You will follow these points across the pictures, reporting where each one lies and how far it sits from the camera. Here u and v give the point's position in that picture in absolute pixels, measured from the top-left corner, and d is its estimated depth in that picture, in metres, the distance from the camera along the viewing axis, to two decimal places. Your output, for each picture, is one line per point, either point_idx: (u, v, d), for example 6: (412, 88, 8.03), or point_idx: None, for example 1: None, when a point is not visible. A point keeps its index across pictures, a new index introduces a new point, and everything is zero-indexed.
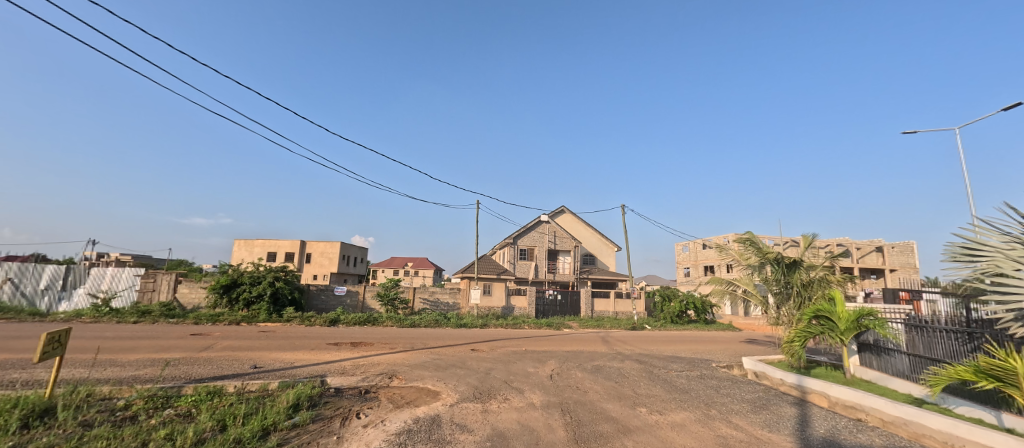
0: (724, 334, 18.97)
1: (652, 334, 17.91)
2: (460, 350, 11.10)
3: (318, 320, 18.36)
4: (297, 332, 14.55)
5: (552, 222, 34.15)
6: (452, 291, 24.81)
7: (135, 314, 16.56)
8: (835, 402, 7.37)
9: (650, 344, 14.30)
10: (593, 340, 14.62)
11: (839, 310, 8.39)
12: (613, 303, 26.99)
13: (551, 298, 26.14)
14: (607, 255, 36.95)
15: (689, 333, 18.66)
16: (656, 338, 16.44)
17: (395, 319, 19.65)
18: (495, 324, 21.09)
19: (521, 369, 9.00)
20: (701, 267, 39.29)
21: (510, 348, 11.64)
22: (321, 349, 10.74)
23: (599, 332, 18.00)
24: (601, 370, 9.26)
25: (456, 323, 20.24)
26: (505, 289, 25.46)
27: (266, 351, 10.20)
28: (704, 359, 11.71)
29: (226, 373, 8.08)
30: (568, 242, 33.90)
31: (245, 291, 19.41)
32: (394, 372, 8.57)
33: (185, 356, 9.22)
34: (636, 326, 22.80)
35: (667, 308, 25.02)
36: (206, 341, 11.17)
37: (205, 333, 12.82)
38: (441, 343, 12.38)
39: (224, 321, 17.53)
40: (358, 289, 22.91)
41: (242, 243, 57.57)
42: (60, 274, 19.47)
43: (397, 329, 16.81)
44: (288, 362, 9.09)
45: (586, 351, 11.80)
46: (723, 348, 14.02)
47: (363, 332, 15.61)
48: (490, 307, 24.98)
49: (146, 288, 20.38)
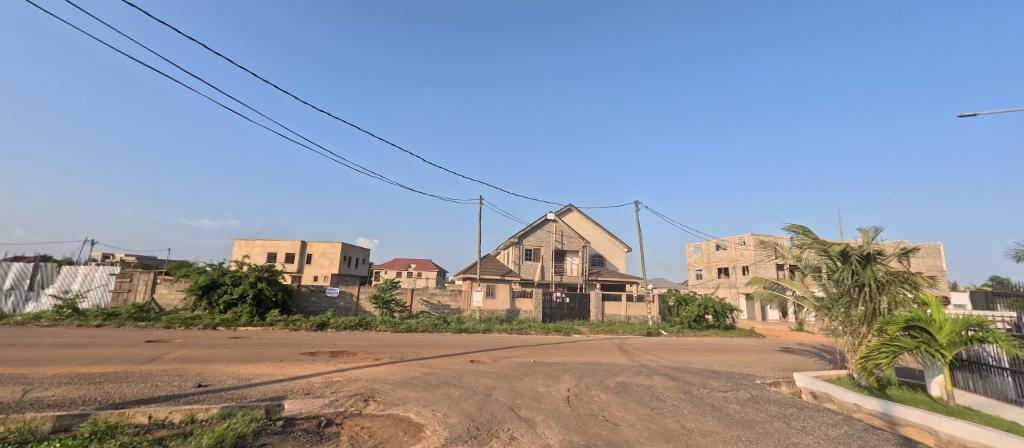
0: (753, 342, 17.07)
1: (675, 341, 16.07)
2: (457, 362, 9.36)
3: (304, 324, 16.70)
4: (275, 338, 12.85)
5: (560, 221, 32.42)
6: (453, 292, 23.10)
7: (100, 318, 15.02)
8: (946, 440, 5.57)
9: (677, 354, 12.45)
10: (611, 349, 12.84)
11: (939, 320, 6.57)
12: (624, 306, 25.18)
13: (559, 301, 24.38)
14: (616, 256, 35.14)
15: (714, 341, 16.80)
16: (680, 346, 14.59)
17: (389, 324, 17.94)
18: (499, 328, 19.32)
19: (531, 389, 7.23)
20: (715, 268, 37.38)
21: (516, 359, 9.86)
22: (292, 360, 9.06)
23: (614, 339, 16.22)
24: (628, 390, 7.47)
25: (456, 327, 18.48)
26: (509, 291, 23.70)
27: (223, 362, 8.52)
28: (745, 374, 9.86)
29: (158, 394, 6.38)
30: (576, 242, 32.14)
31: (226, 292, 17.86)
32: (372, 393, 6.83)
33: (120, 368, 7.59)
34: (652, 331, 20.94)
35: (683, 312, 23.12)
36: (161, 349, 9.56)
37: (164, 339, 11.14)
38: (436, 353, 10.65)
39: (199, 325, 15.93)
40: (351, 290, 21.26)
41: (243, 243, 56.46)
42: (26, 273, 18.10)
43: (388, 335, 15.09)
44: (243, 379, 7.38)
45: (605, 363, 10.00)
46: (761, 359, 12.13)
47: (350, 338, 13.90)
48: (494, 310, 23.27)
49: (121, 289, 18.90)
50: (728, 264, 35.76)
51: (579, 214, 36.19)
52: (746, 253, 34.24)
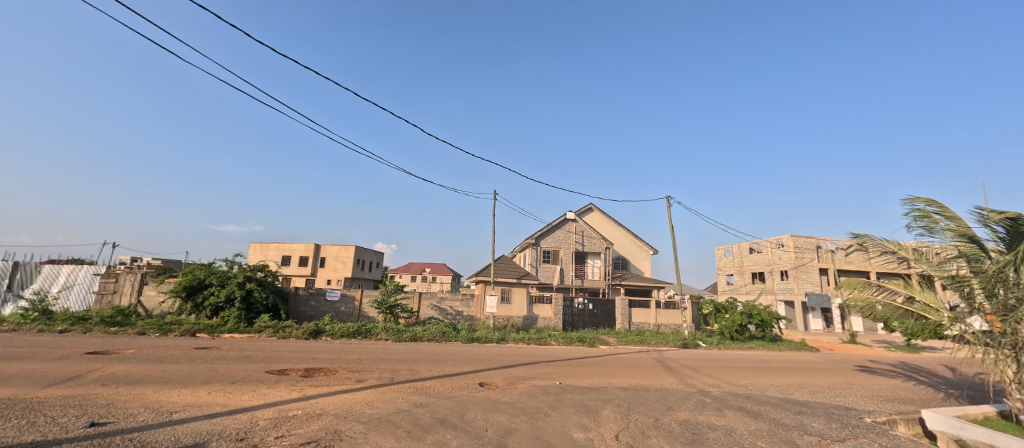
0: (817, 360, 14.36)
1: (723, 357, 13.50)
2: (462, 387, 7.16)
3: (295, 331, 14.76)
4: (252, 347, 10.89)
5: (580, 220, 30.08)
6: (465, 297, 20.95)
7: (68, 322, 13.48)
8: None
9: (738, 373, 9.94)
10: (654, 367, 10.43)
11: None
12: (653, 313, 22.64)
13: (581, 307, 22.02)
14: (641, 258, 32.57)
15: (772, 357, 14.14)
16: (735, 363, 12.01)
17: (391, 331, 15.88)
18: (515, 338, 17.06)
19: (564, 437, 4.94)
20: (748, 273, 34.37)
21: (538, 383, 7.60)
22: (247, 380, 6.98)
23: (651, 353, 13.78)
24: (704, 439, 5.14)
25: (467, 336, 16.29)
26: (526, 296, 21.46)
27: (154, 385, 6.49)
28: (844, 406, 7.38)
29: (19, 442, 4.35)
30: (598, 243, 29.73)
31: (213, 295, 16.27)
32: (332, 442, 4.66)
33: (9, 394, 5.64)
34: (689, 343, 18.31)
35: (723, 321, 20.28)
36: (93, 363, 7.66)
37: (115, 349, 9.28)
38: (437, 372, 8.43)
39: (178, 329, 14.24)
40: (354, 294, 19.37)
41: (258, 246, 55.60)
42: (6, 272, 16.95)
43: (386, 345, 13.00)
44: (163, 413, 5.32)
45: (655, 388, 7.63)
46: (848, 382, 9.55)
47: (341, 348, 11.86)
48: (509, 317, 21.07)
49: (106, 290, 17.51)
50: (764, 268, 32.70)
51: (600, 214, 33.82)
52: (784, 257, 31.14)
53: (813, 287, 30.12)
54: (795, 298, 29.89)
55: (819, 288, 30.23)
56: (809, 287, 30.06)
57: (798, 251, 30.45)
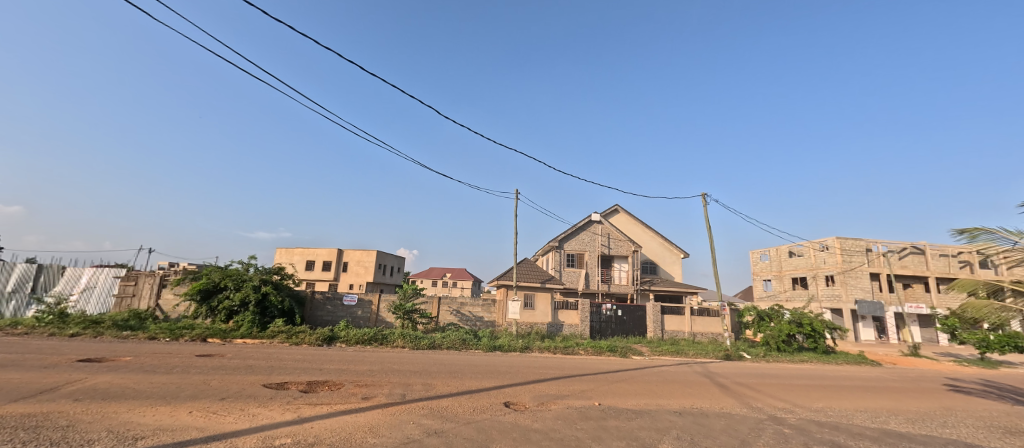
0: (889, 377, 12.55)
1: (779, 373, 11.88)
2: (484, 408, 6.04)
3: (309, 337, 14.02)
4: (258, 355, 10.08)
5: (606, 222, 28.66)
6: (486, 302, 19.91)
7: (80, 326, 13.12)
8: None
9: (807, 395, 8.44)
10: (706, 385, 9.02)
11: None
12: (688, 321, 21.03)
13: (610, 313, 20.63)
14: (671, 262, 30.83)
15: (834, 373, 12.43)
16: (797, 381, 10.42)
17: (409, 338, 14.93)
18: (540, 346, 15.88)
19: None
20: (788, 278, 32.10)
21: (574, 404, 6.43)
22: (239, 396, 6.06)
23: (694, 367, 12.33)
24: None
25: (489, 344, 15.19)
26: (551, 302, 20.26)
27: (131, 402, 5.63)
28: (962, 442, 5.85)
29: None
30: (625, 246, 28.25)
31: (227, 299, 15.79)
32: None
33: None
34: (732, 354, 16.66)
35: (769, 330, 18.46)
36: (78, 372, 6.93)
37: (112, 356, 8.59)
38: (455, 388, 7.32)
39: (190, 334, 13.72)
40: (371, 298, 18.61)
41: (284, 252, 56.37)
42: (30, 275, 16.96)
43: (403, 354, 12.03)
44: (126, 441, 4.40)
45: (716, 413, 6.31)
46: (948, 407, 7.92)
47: (354, 357, 10.93)
48: (533, 324, 19.93)
49: (126, 293, 17.35)
50: (806, 273, 30.44)
51: (626, 215, 32.33)
52: (829, 261, 28.96)
53: (863, 294, 27.78)
54: (843, 306, 27.60)
55: (870, 295, 27.84)
56: (858, 294, 27.74)
57: (845, 254, 28.25)
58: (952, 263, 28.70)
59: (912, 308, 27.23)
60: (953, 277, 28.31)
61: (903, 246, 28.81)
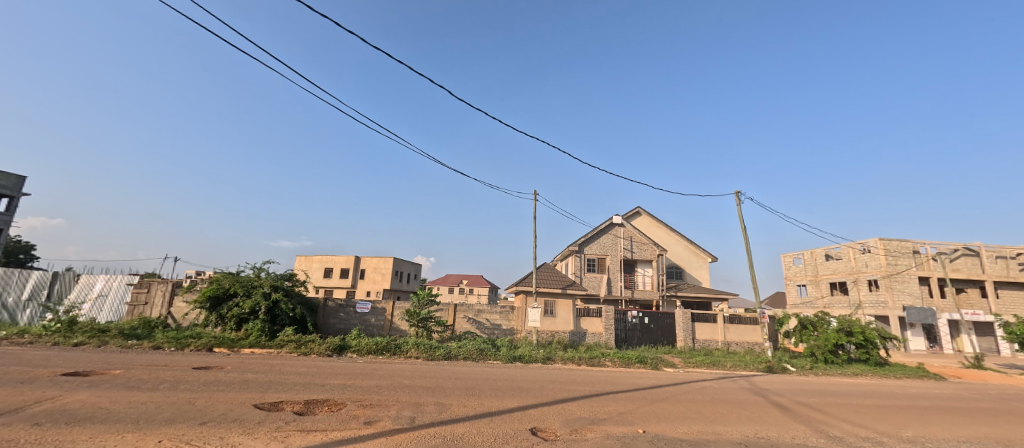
0: (966, 393, 10.99)
1: (839, 389, 10.46)
2: (507, 438, 5.02)
3: (318, 346, 13.29)
4: (261, 367, 9.30)
5: (629, 225, 27.39)
6: (504, 309, 18.90)
7: (86, 335, 12.66)
8: None
9: (888, 420, 7.11)
10: (763, 406, 7.74)
11: None
12: (721, 329, 19.58)
13: (636, 321, 19.36)
14: (698, 267, 29.26)
15: (901, 390, 10.93)
16: (866, 401, 9.00)
17: (423, 348, 14.04)
18: (564, 357, 14.78)
19: None
20: (825, 283, 30.19)
21: (614, 432, 5.37)
22: (223, 420, 5.21)
23: (739, 381, 11.05)
24: None
25: (508, 355, 14.18)
26: (573, 309, 19.14)
27: (96, 428, 4.82)
28: None
29: None
30: (649, 249, 26.94)
31: (237, 306, 15.25)
32: None
33: None
34: (775, 366, 15.21)
35: (814, 340, 16.92)
36: (54, 388, 6.22)
37: (102, 369, 7.90)
38: (474, 409, 6.33)
39: (197, 343, 13.15)
40: (385, 306, 17.85)
41: (303, 259, 56.81)
42: (45, 283, 16.81)
43: (417, 366, 11.12)
44: None
45: (791, 445, 5.17)
46: None
47: (365, 369, 10.07)
48: (554, 332, 18.81)
49: (138, 301, 17.03)
50: (846, 277, 28.53)
51: (649, 217, 31.00)
52: (872, 264, 27.00)
53: (911, 299, 25.71)
54: (889, 313, 25.53)
55: (920, 302, 25.73)
56: (907, 300, 25.66)
57: (890, 257, 26.27)
58: (1011, 266, 26.38)
59: (969, 315, 25.35)
60: (1012, 281, 25.99)
61: (954, 247, 26.64)
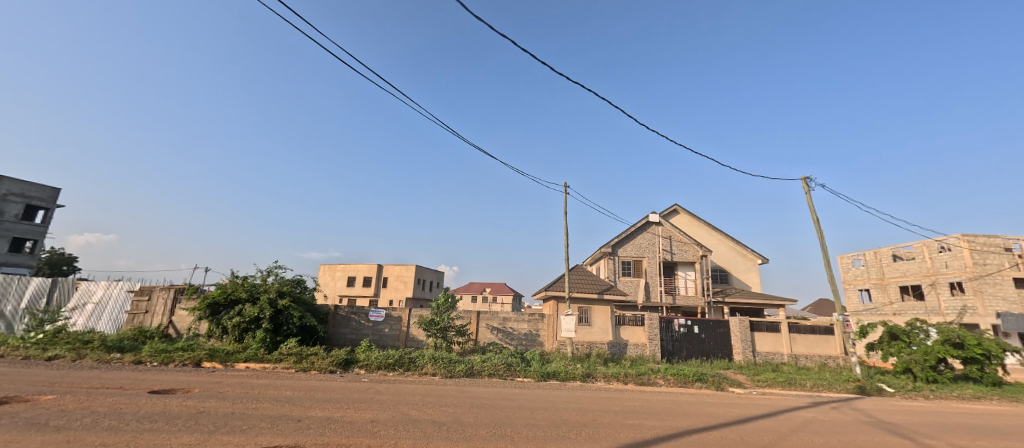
0: None
1: (992, 423, 7.80)
2: None
3: (321, 359, 11.53)
4: (239, 390, 7.47)
5: (667, 223, 24.78)
6: (533, 317, 16.73)
7: (65, 347, 11.26)
8: None
9: None
10: None
11: None
12: (786, 340, 16.81)
13: (683, 331, 16.77)
14: (745, 270, 26.30)
15: None
16: None
17: (441, 362, 12.05)
18: (606, 373, 12.50)
19: None
20: (893, 287, 26.68)
21: None
22: None
23: (848, 411, 8.48)
24: None
25: (541, 370, 12.00)
26: (611, 316, 16.86)
27: None
28: None
29: None
30: (691, 250, 24.31)
31: (237, 314, 13.69)
32: None
33: None
34: (867, 386, 12.41)
35: (911, 355, 13.94)
36: None
37: (32, 394, 6.20)
38: None
39: (189, 355, 11.62)
40: (400, 314, 16.02)
41: (326, 268, 56.32)
42: (44, 290, 15.79)
43: (433, 387, 9.11)
44: None
45: None
46: None
47: (369, 392, 8.16)
48: (590, 343, 16.61)
49: (139, 310, 15.81)
50: (920, 280, 25.06)
51: (688, 216, 28.26)
52: (952, 265, 23.53)
53: (1006, 305, 22.05)
54: (980, 321, 21.94)
55: (1016, 307, 22.05)
56: (1000, 305, 22.04)
57: (975, 255, 22.75)
58: None
59: None
60: None
61: None
